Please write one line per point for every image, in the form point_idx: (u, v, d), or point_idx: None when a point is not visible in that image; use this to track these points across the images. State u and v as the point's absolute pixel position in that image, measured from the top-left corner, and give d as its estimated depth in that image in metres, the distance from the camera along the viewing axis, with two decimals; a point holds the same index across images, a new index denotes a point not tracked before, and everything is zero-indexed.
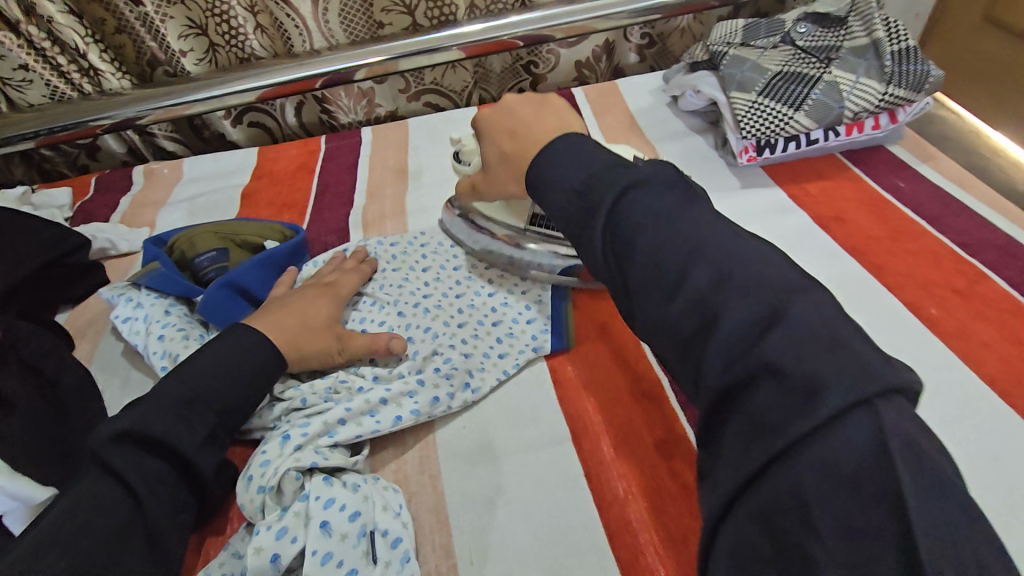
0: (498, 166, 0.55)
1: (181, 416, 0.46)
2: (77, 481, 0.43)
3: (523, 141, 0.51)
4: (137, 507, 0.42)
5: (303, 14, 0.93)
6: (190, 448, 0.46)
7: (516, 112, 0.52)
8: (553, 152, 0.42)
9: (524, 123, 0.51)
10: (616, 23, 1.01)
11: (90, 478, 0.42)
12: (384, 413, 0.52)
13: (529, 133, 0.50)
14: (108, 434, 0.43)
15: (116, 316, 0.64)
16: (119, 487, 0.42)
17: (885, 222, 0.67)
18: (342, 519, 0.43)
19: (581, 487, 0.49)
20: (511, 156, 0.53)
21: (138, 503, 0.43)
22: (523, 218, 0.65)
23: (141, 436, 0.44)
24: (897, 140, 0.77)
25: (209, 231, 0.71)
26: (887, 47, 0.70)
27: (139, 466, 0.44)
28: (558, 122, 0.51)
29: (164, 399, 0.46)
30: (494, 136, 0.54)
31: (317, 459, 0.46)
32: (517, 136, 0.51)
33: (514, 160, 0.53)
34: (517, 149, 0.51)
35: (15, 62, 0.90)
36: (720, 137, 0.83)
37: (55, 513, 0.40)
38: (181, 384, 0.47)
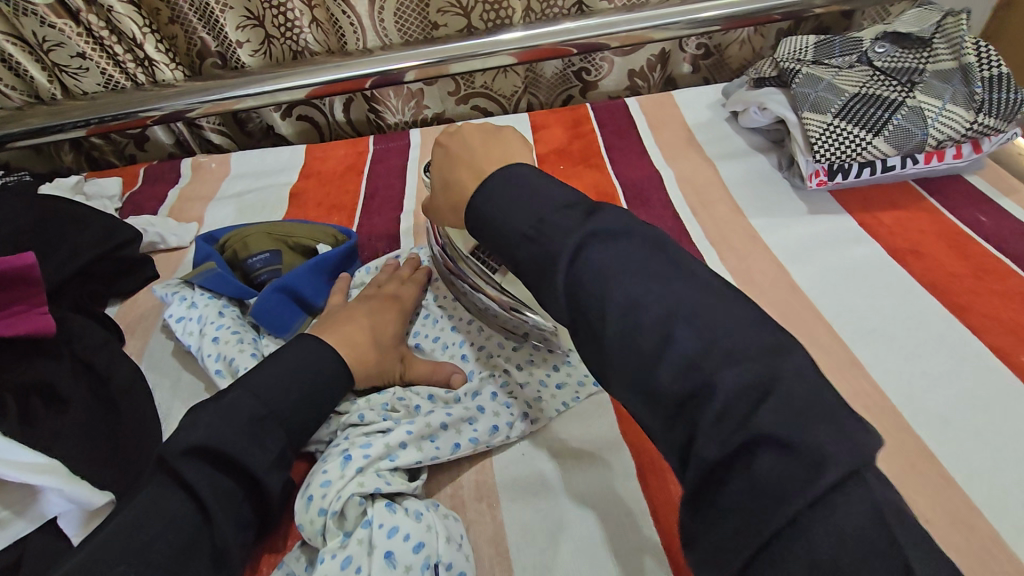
0: (439, 197, 0.51)
1: (249, 432, 0.45)
2: (141, 493, 0.42)
3: (461, 164, 0.49)
4: (206, 526, 0.41)
5: (359, 13, 0.92)
6: (262, 469, 0.44)
7: (466, 139, 0.50)
8: (490, 191, 0.42)
9: (476, 151, 0.49)
10: (675, 33, 0.98)
11: (157, 491, 0.41)
12: (444, 438, 0.50)
13: (478, 154, 0.48)
14: (179, 449, 0.42)
15: (170, 314, 0.64)
16: (191, 502, 0.42)
17: (966, 258, 0.64)
18: (406, 550, 0.41)
19: (648, 525, 0.47)
20: (445, 173, 0.50)
21: (206, 521, 0.41)
22: (469, 249, 0.60)
23: (212, 451, 0.43)
24: (976, 171, 0.74)
25: (263, 231, 0.70)
26: (977, 73, 0.66)
27: (208, 483, 0.43)
28: (503, 152, 0.48)
29: (238, 416, 0.44)
30: (440, 162, 0.51)
31: (380, 485, 0.44)
32: (460, 160, 0.49)
33: (447, 178, 0.50)
34: (454, 169, 0.49)
35: (73, 50, 0.91)
36: (785, 158, 0.79)
37: (122, 527, 0.39)
38: (255, 398, 0.46)
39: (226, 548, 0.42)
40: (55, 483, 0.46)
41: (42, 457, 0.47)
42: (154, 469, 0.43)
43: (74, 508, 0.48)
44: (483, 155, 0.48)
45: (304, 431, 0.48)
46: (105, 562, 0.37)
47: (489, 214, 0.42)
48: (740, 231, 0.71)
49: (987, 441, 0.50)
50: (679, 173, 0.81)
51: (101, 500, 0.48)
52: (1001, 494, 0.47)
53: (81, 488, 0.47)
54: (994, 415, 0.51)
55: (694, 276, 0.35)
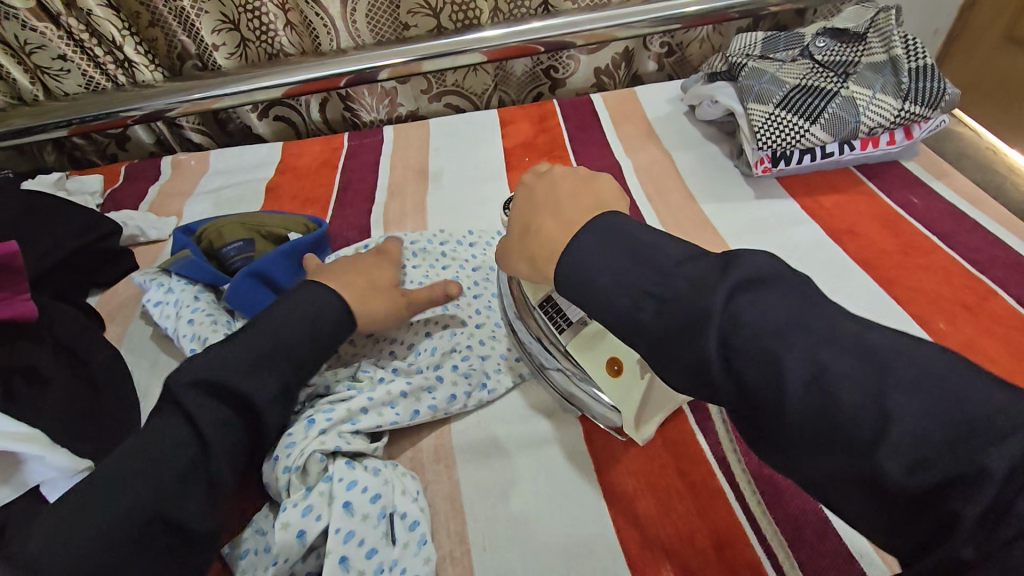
0: (519, 241, 0.50)
1: None
2: None
3: (552, 215, 0.47)
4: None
5: (331, 14, 0.95)
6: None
7: (555, 185, 0.50)
8: (583, 232, 0.41)
9: (570, 197, 0.48)
10: (637, 31, 1.02)
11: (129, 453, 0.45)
12: (404, 406, 0.54)
13: (569, 201, 0.48)
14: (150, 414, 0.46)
15: (148, 300, 0.67)
16: None
17: (897, 237, 0.68)
18: (364, 500, 0.45)
19: (591, 480, 0.51)
20: (532, 225, 0.48)
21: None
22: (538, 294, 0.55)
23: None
24: (912, 157, 0.78)
25: (236, 222, 0.73)
26: (904, 64, 0.71)
27: None
28: (592, 203, 0.48)
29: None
30: (529, 207, 0.50)
31: (341, 443, 0.48)
32: (552, 210, 0.48)
33: (537, 227, 0.48)
34: (542, 220, 0.48)
35: (53, 53, 0.94)
36: (736, 148, 0.84)
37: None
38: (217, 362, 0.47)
39: (222, 479, 0.44)
40: (34, 450, 0.49)
41: (23, 428, 0.50)
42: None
43: (56, 475, 0.50)
44: (570, 202, 0.48)
45: None
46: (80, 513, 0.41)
47: (578, 256, 0.40)
48: (691, 215, 0.75)
49: None
50: (638, 163, 0.86)
51: (79, 465, 0.51)
52: None
53: (60, 455, 0.50)
54: None
55: (717, 275, 0.35)
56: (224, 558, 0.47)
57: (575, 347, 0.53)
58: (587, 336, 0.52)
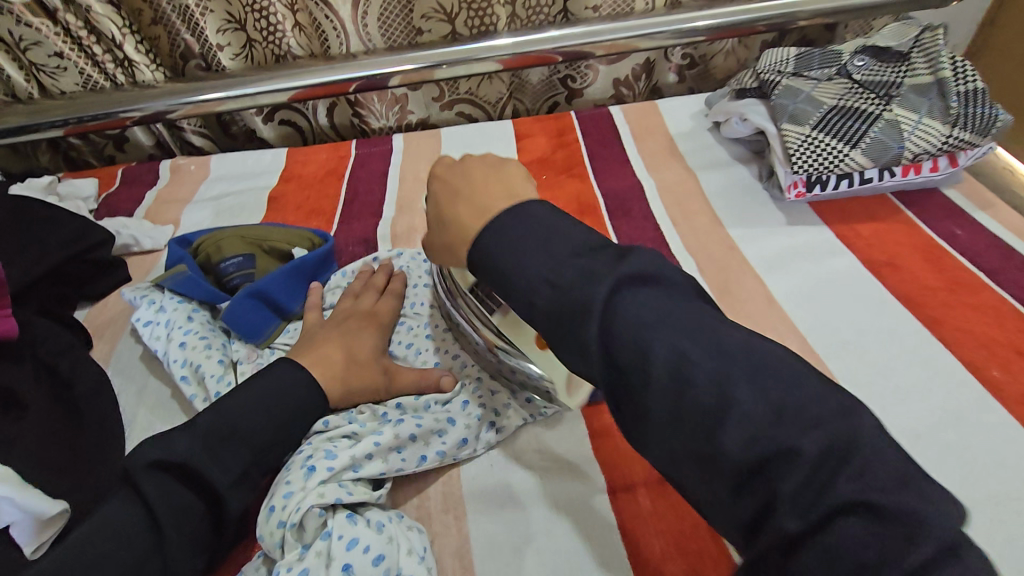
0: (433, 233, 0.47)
1: (209, 447, 0.44)
2: (102, 506, 0.42)
3: (467, 203, 0.44)
4: (157, 545, 0.40)
5: (342, 17, 0.92)
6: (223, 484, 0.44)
7: (461, 169, 0.47)
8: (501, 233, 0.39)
9: (468, 184, 0.45)
10: (659, 42, 0.97)
11: (115, 506, 0.41)
12: (411, 450, 0.49)
13: (472, 186, 0.45)
14: (144, 460, 0.42)
15: (137, 318, 0.63)
16: (144, 518, 0.41)
17: (941, 272, 0.64)
18: (366, 562, 0.41)
19: (615, 542, 0.46)
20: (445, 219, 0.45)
21: (161, 537, 0.41)
22: (467, 284, 0.55)
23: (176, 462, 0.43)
24: (954, 184, 0.74)
25: (236, 235, 0.69)
26: (952, 87, 0.67)
27: (167, 497, 0.42)
28: (505, 186, 0.44)
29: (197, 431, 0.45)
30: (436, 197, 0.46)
31: (342, 495, 0.44)
32: (460, 198, 0.44)
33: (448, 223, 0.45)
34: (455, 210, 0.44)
35: (50, 50, 0.89)
36: (766, 169, 0.79)
37: (80, 541, 0.39)
38: (216, 416, 0.46)
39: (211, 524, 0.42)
40: (7, 492, 0.45)
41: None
42: (120, 480, 0.43)
43: (27, 518, 0.46)
44: (476, 187, 0.44)
45: (271, 448, 0.47)
46: None
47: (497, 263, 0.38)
48: (719, 242, 0.71)
49: (960, 455, 0.49)
50: (660, 182, 0.81)
51: (53, 508, 0.47)
52: (974, 510, 0.46)
53: (32, 496, 0.46)
54: (967, 430, 0.51)
55: (620, 265, 0.35)
56: None
57: (504, 326, 0.52)
58: (514, 319, 0.51)
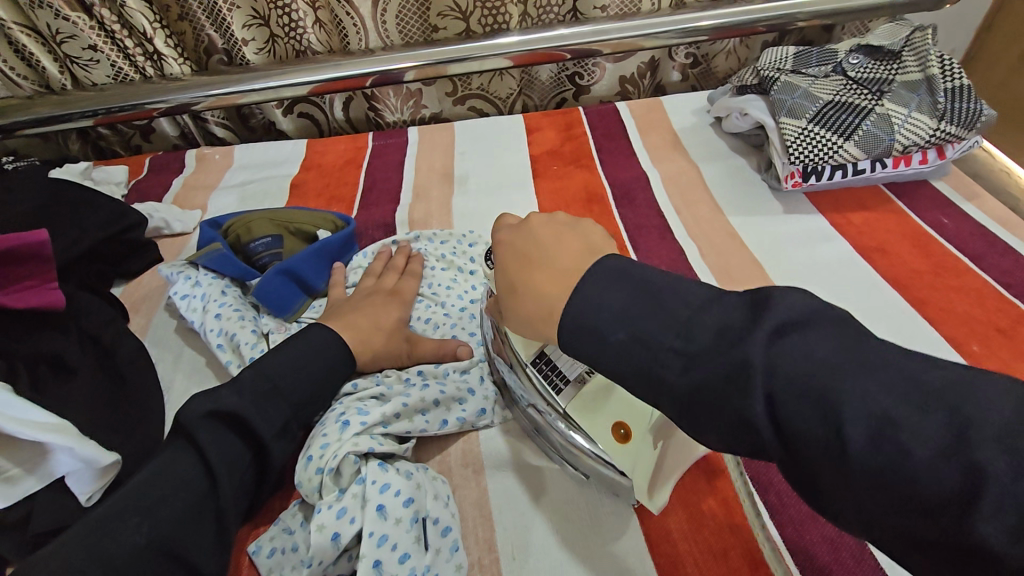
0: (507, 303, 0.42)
1: (254, 402, 0.49)
2: (160, 452, 0.46)
3: (540, 268, 0.39)
4: (211, 487, 0.45)
5: (362, 15, 0.96)
6: (267, 436, 0.48)
7: (535, 233, 0.42)
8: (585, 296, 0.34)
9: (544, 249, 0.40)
10: (664, 41, 1.01)
11: (173, 451, 0.45)
12: (434, 412, 0.54)
13: (550, 253, 0.40)
14: (198, 411, 0.47)
15: (174, 292, 0.67)
16: (198, 462, 0.45)
17: (928, 257, 0.68)
18: (397, 504, 0.45)
19: (622, 493, 0.50)
20: (518, 287, 0.40)
21: (214, 481, 0.45)
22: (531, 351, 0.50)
23: (224, 414, 0.47)
24: (942, 176, 0.78)
25: (266, 217, 0.73)
26: (941, 84, 0.71)
27: (218, 444, 0.46)
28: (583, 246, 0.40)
29: (243, 387, 0.49)
30: (506, 264, 0.42)
31: (374, 445, 0.48)
32: (535, 264, 0.40)
33: (523, 292, 0.40)
34: (530, 278, 0.39)
35: (84, 43, 0.94)
36: (765, 161, 0.84)
37: (142, 481, 0.43)
38: (260, 375, 0.50)
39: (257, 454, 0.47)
40: (67, 442, 0.48)
41: (50, 418, 0.49)
42: (175, 431, 0.47)
43: (84, 466, 0.50)
44: (553, 252, 0.40)
45: (309, 405, 0.51)
46: (121, 509, 0.41)
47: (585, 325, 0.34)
48: (719, 228, 0.75)
49: None
50: (664, 173, 0.85)
51: (108, 459, 0.50)
52: None
53: (90, 447, 0.49)
54: None
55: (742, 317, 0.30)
56: (251, 556, 0.47)
57: (574, 406, 0.47)
58: (588, 397, 0.47)
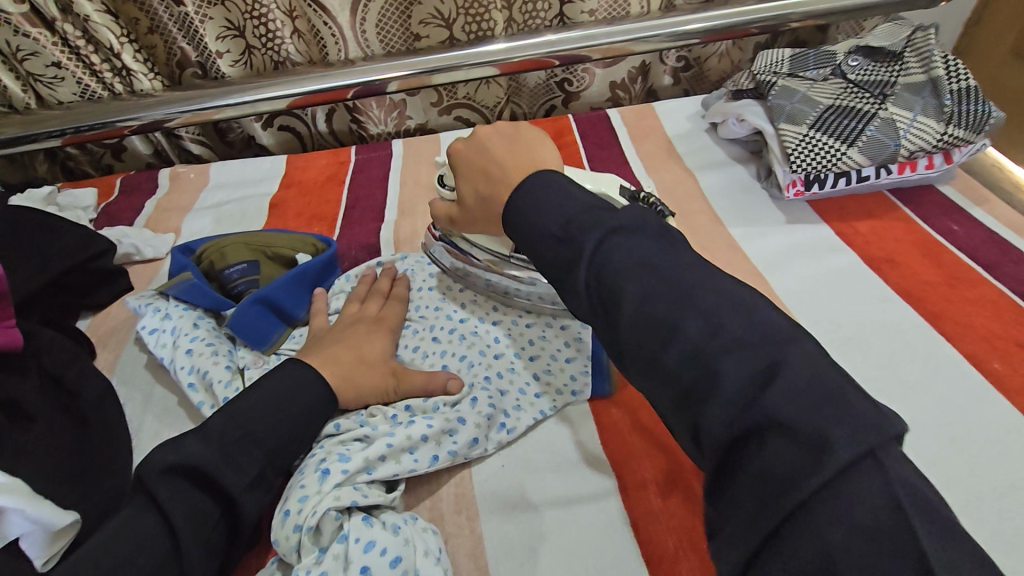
0: (474, 209, 0.53)
1: (225, 454, 0.45)
2: (119, 514, 0.42)
3: (496, 181, 0.49)
4: (175, 551, 0.41)
5: (341, 24, 0.92)
6: (238, 489, 0.44)
7: (488, 148, 0.51)
8: (526, 196, 0.43)
9: (492, 157, 0.50)
10: (655, 45, 0.98)
11: (132, 513, 0.41)
12: (423, 451, 0.49)
13: (497, 159, 0.50)
14: (160, 467, 0.42)
15: (142, 326, 0.63)
16: (161, 524, 0.41)
17: (940, 267, 0.64)
18: (384, 565, 0.41)
19: (629, 541, 0.46)
20: (484, 197, 0.50)
21: (178, 544, 0.41)
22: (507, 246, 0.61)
23: (191, 468, 0.43)
24: (948, 181, 0.75)
25: (240, 242, 0.69)
26: (946, 86, 0.68)
27: (182, 503, 0.42)
28: (531, 159, 0.49)
29: (212, 435, 0.45)
30: (469, 176, 0.52)
31: (357, 498, 0.44)
32: (488, 175, 0.50)
33: (487, 202, 0.50)
34: (490, 190, 0.50)
35: (47, 59, 0.89)
36: (764, 168, 0.80)
37: (96, 549, 0.39)
38: (231, 422, 0.46)
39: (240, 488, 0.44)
40: (16, 504, 0.43)
41: (3, 478, 0.45)
42: (136, 489, 0.43)
43: (37, 529, 0.45)
44: (500, 159, 0.50)
45: (289, 452, 0.48)
46: None
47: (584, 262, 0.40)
48: (719, 239, 0.71)
49: (962, 447, 0.50)
50: (660, 183, 0.82)
51: (65, 519, 0.46)
52: (977, 501, 0.46)
53: (44, 508, 0.45)
54: (969, 422, 0.51)
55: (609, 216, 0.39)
56: None
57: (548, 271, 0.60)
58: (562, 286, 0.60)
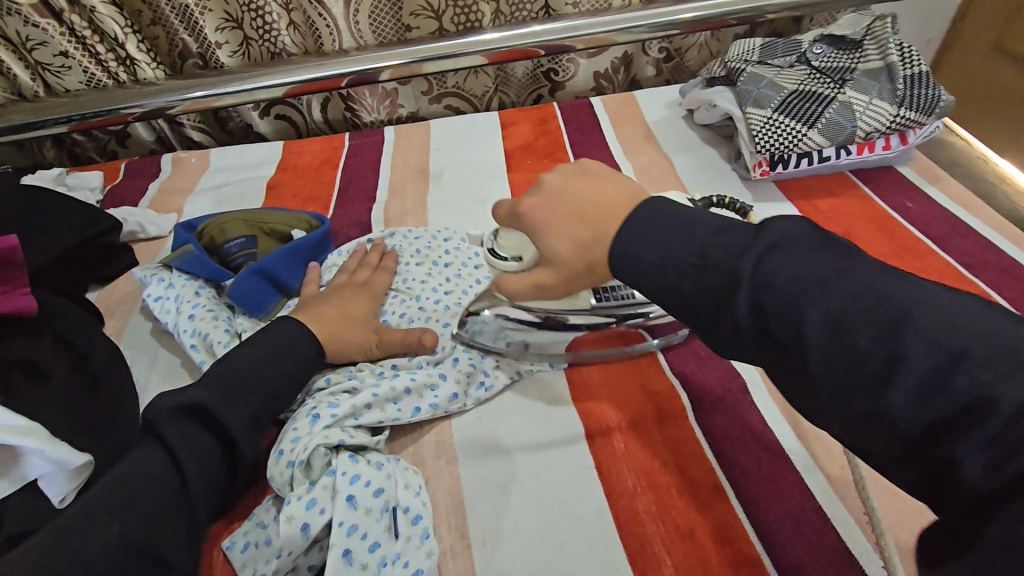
0: (568, 254, 0.43)
1: (226, 399, 0.49)
2: (131, 451, 0.46)
3: (601, 225, 0.41)
4: (180, 481, 0.46)
5: (335, 15, 0.96)
6: (236, 429, 0.49)
7: (563, 189, 0.45)
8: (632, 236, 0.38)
9: (584, 202, 0.43)
10: (636, 36, 1.02)
11: (142, 449, 0.46)
12: (406, 402, 0.54)
13: (590, 202, 0.42)
14: (167, 409, 0.47)
15: (148, 295, 0.67)
16: (169, 459, 0.46)
17: (892, 240, 0.69)
18: (367, 494, 0.46)
19: (592, 480, 0.51)
20: (586, 244, 0.42)
21: (185, 477, 0.46)
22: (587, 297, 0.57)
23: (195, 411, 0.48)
24: (907, 162, 0.80)
25: (239, 218, 0.74)
26: (900, 71, 0.73)
27: (187, 440, 0.47)
28: (625, 190, 0.43)
29: (216, 383, 0.50)
30: (564, 223, 0.43)
31: (344, 438, 0.49)
32: (586, 219, 0.42)
33: (590, 248, 0.42)
34: (596, 237, 0.41)
35: (55, 49, 0.94)
36: (735, 151, 0.85)
37: (111, 478, 0.44)
38: (231, 372, 0.51)
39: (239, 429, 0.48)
40: (36, 444, 0.48)
41: (26, 422, 0.49)
42: (145, 430, 0.48)
43: (55, 469, 0.50)
44: (596, 202, 0.42)
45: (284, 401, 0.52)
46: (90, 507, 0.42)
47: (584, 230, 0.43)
48: None
49: None
50: (637, 165, 0.86)
51: (80, 460, 0.50)
52: None
53: (61, 449, 0.50)
54: None
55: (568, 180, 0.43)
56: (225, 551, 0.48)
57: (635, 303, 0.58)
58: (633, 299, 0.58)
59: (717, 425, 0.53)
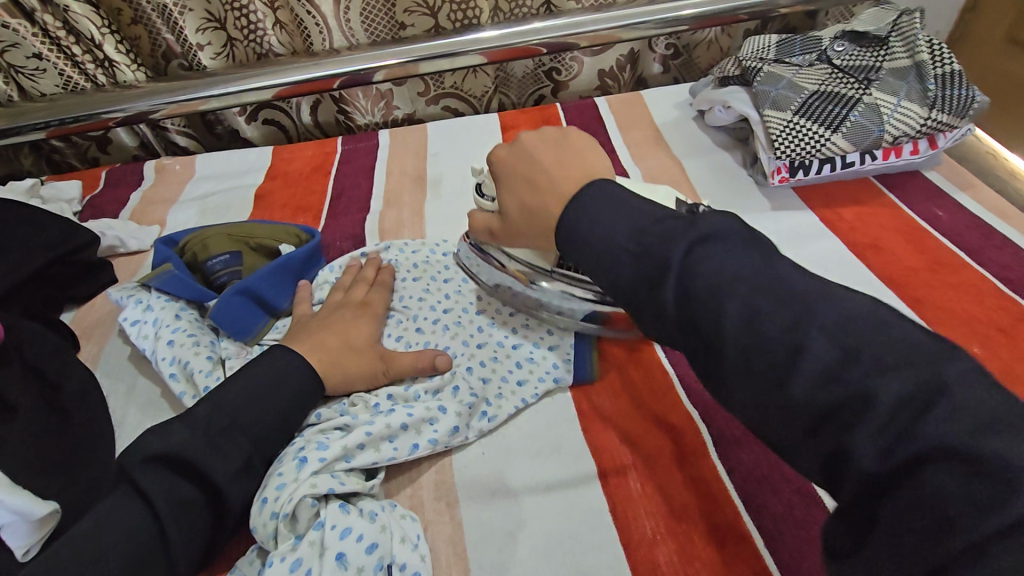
0: (517, 219, 0.50)
1: (204, 442, 0.45)
2: (100, 503, 0.42)
3: (546, 192, 0.46)
4: (161, 539, 0.41)
5: (324, 13, 0.91)
6: (224, 477, 0.44)
7: (534, 157, 0.50)
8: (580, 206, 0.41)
9: (539, 168, 0.49)
10: (643, 32, 0.97)
11: (111, 502, 0.41)
12: (402, 440, 0.50)
13: (548, 170, 0.48)
14: (140, 455, 0.43)
15: (124, 318, 0.63)
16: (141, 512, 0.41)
17: (922, 253, 0.64)
18: (359, 551, 0.41)
19: (606, 526, 0.46)
20: (534, 209, 0.48)
21: (161, 532, 0.41)
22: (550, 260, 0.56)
23: (170, 457, 0.43)
24: (934, 166, 0.75)
25: (222, 232, 0.69)
26: (930, 70, 0.68)
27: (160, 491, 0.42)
28: (581, 167, 0.47)
29: (193, 423, 0.45)
30: (513, 186, 0.50)
31: (333, 486, 0.44)
32: (535, 186, 0.48)
33: (537, 214, 0.47)
34: (541, 204, 0.47)
35: (28, 51, 0.89)
36: (750, 156, 0.80)
37: (75, 537, 0.39)
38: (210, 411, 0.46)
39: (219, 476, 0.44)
40: None
41: None
42: (117, 478, 0.43)
43: (19, 520, 0.46)
44: (550, 169, 0.48)
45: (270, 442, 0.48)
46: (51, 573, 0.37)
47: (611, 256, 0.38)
48: None
49: None
50: (647, 170, 0.81)
51: (45, 509, 0.47)
52: None
53: (24, 499, 0.46)
54: None
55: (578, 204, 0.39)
56: None
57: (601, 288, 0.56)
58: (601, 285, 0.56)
59: (742, 463, 0.49)
